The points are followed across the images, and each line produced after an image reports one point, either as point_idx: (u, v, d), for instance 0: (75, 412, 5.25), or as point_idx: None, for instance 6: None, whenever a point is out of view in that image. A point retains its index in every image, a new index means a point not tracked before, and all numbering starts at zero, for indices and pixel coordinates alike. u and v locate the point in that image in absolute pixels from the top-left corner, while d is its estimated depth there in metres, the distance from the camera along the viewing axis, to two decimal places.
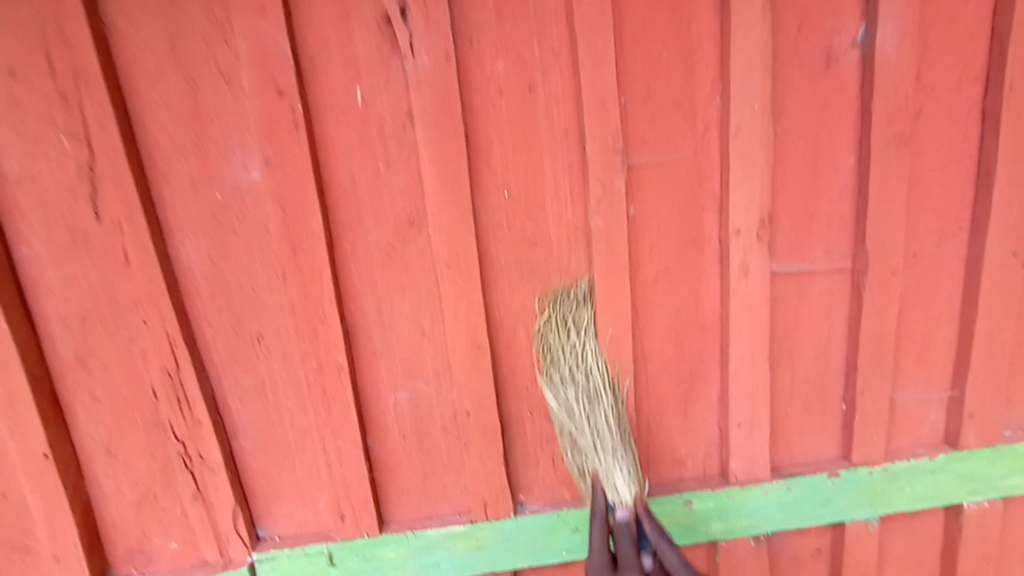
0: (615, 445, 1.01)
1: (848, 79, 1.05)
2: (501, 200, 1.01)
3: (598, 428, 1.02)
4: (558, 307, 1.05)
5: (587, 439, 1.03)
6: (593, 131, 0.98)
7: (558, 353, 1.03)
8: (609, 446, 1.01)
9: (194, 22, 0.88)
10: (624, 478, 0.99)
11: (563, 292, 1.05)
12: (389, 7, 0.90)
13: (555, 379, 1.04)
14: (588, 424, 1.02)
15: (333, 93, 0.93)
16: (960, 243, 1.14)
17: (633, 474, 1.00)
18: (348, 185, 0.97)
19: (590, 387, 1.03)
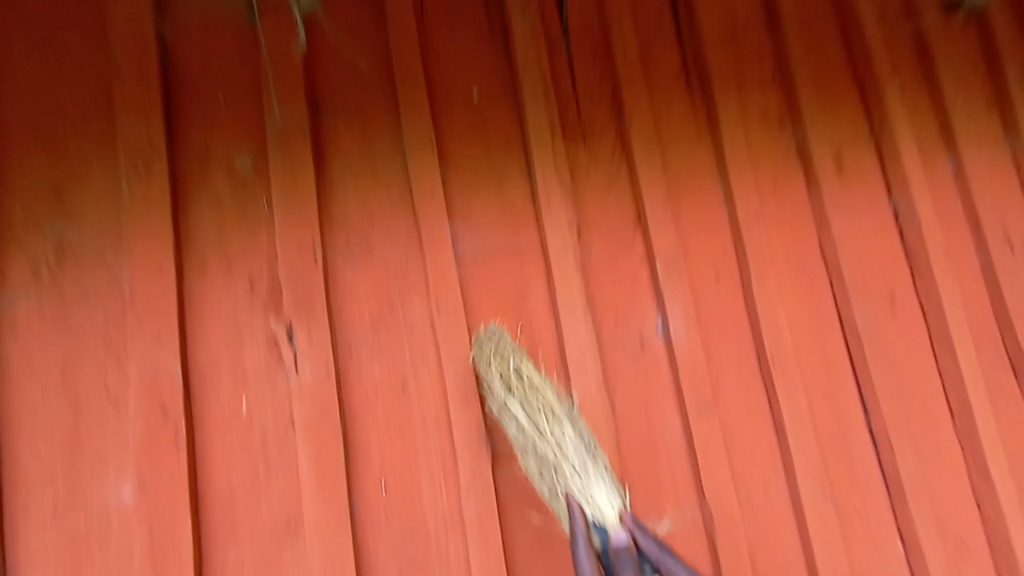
0: (585, 465, 1.10)
1: (659, 357, 1.34)
2: (379, 493, 1.09)
3: (564, 444, 1.11)
4: (495, 351, 1.13)
5: (563, 485, 1.10)
6: (459, 422, 1.11)
7: (516, 412, 1.12)
8: (579, 467, 1.10)
9: (88, 351, 0.98)
10: (603, 492, 1.09)
11: (491, 333, 1.15)
12: (278, 329, 1.07)
13: (522, 427, 1.12)
14: (552, 436, 1.12)
15: (219, 405, 1.04)
16: (782, 485, 1.35)
17: (614, 489, 1.10)
18: (225, 493, 1.02)
19: (544, 405, 1.12)
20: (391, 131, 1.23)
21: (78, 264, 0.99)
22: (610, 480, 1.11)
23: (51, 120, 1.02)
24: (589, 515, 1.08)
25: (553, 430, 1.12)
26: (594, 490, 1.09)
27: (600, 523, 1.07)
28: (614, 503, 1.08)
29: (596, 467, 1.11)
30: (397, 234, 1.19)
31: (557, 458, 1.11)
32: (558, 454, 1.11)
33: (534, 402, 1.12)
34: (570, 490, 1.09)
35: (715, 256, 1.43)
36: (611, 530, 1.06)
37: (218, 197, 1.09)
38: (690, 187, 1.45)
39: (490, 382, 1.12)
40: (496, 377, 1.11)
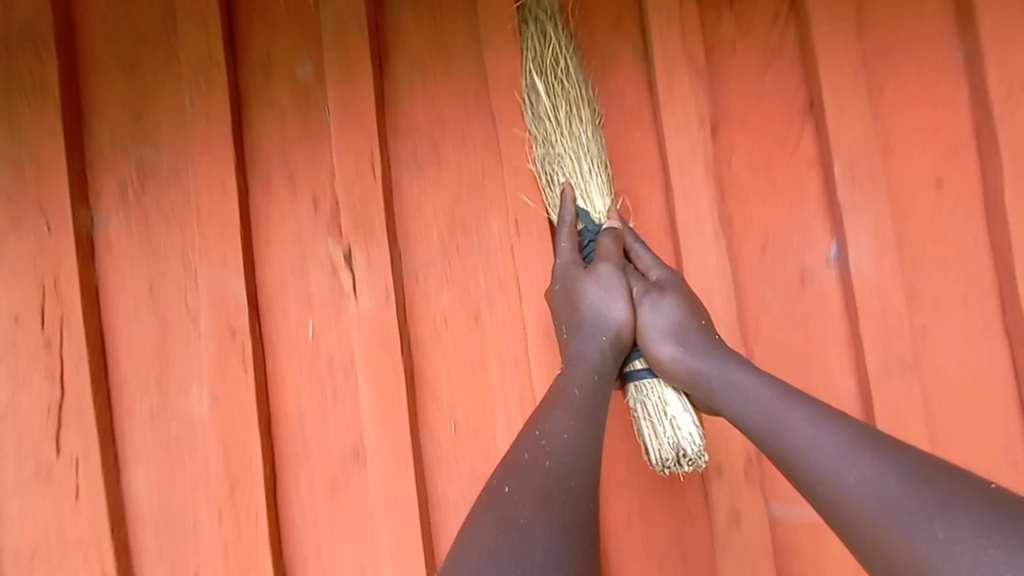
0: (596, 159, 0.92)
1: (830, 295, 0.97)
2: (447, 434, 0.97)
3: (581, 138, 0.92)
4: (537, 11, 0.94)
5: (568, 167, 0.91)
6: (541, 363, 0.94)
7: (540, 84, 0.92)
8: (594, 154, 0.92)
9: (170, 268, 0.99)
10: (598, 187, 0.92)
11: None
12: (336, 251, 0.97)
13: (535, 79, 0.93)
14: (574, 122, 0.92)
15: (286, 329, 0.99)
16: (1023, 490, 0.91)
17: (607, 185, 0.92)
18: (296, 419, 0.98)
19: (567, 90, 0.92)
20: (464, 10, 1.00)
21: (158, 184, 1.00)
22: (605, 179, 0.93)
23: (127, 39, 1.01)
24: (580, 204, 0.91)
25: (567, 53, 0.93)
26: (594, 187, 0.92)
27: (585, 208, 0.91)
28: (606, 201, 0.92)
29: (602, 169, 0.93)
30: (471, 140, 0.99)
31: (565, 148, 0.92)
32: (570, 139, 0.92)
33: (556, 45, 0.93)
34: (571, 162, 0.91)
35: (937, 152, 0.96)
36: (600, 219, 0.92)
37: (280, 107, 1.00)
38: (902, 51, 0.97)
39: (530, 49, 0.94)
40: (530, 39, 0.94)
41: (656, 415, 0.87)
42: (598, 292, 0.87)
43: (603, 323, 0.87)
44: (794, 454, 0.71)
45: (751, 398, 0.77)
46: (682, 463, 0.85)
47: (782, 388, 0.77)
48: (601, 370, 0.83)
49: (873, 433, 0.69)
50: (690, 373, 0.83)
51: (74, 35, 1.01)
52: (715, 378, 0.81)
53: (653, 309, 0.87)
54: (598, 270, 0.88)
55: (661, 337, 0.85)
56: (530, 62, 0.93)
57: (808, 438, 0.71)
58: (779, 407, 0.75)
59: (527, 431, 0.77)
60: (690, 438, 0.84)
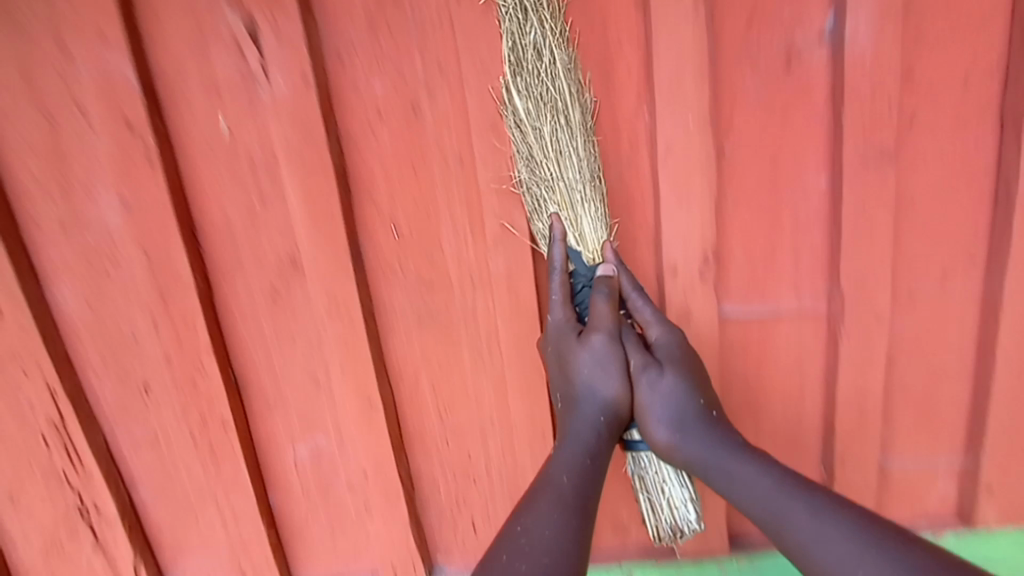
0: (585, 184, 0.83)
1: (818, 77, 0.84)
2: (389, 239, 0.90)
3: (567, 168, 0.82)
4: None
5: (558, 197, 0.84)
6: (486, 160, 0.85)
7: (522, 103, 0.81)
8: (585, 183, 0.83)
9: (40, 49, 0.82)
10: (590, 222, 0.84)
11: None
12: (238, 24, 0.80)
13: (513, 82, 0.80)
14: (560, 147, 0.82)
15: (195, 124, 0.85)
16: (974, 280, 0.90)
17: (601, 217, 0.84)
18: (222, 225, 0.90)
19: (549, 95, 0.80)
20: None
21: None
22: (600, 211, 0.84)
23: None
24: (571, 243, 0.85)
25: (555, 51, 0.79)
26: (586, 224, 0.84)
27: (577, 249, 0.85)
28: (599, 232, 0.85)
29: (594, 199, 0.84)
30: None
31: (552, 171, 0.83)
32: (557, 167, 0.82)
33: (537, 35, 0.78)
34: (560, 191, 0.83)
35: None
36: (593, 260, 0.85)
37: None
38: None
39: (508, 52, 0.79)
40: (511, 25, 0.78)
41: (654, 492, 0.92)
42: (590, 364, 0.82)
43: (595, 396, 0.83)
44: (800, 551, 0.70)
45: (752, 489, 0.75)
46: (676, 534, 0.92)
47: (787, 479, 0.74)
48: (598, 450, 0.80)
49: (886, 535, 0.67)
50: (688, 460, 0.80)
51: None
52: (713, 471, 0.78)
53: (650, 390, 0.82)
54: (591, 340, 0.82)
55: (659, 417, 0.82)
56: (508, 54, 0.79)
57: (814, 540, 0.69)
58: (783, 502, 0.72)
59: (510, 523, 0.75)
60: (686, 519, 0.90)
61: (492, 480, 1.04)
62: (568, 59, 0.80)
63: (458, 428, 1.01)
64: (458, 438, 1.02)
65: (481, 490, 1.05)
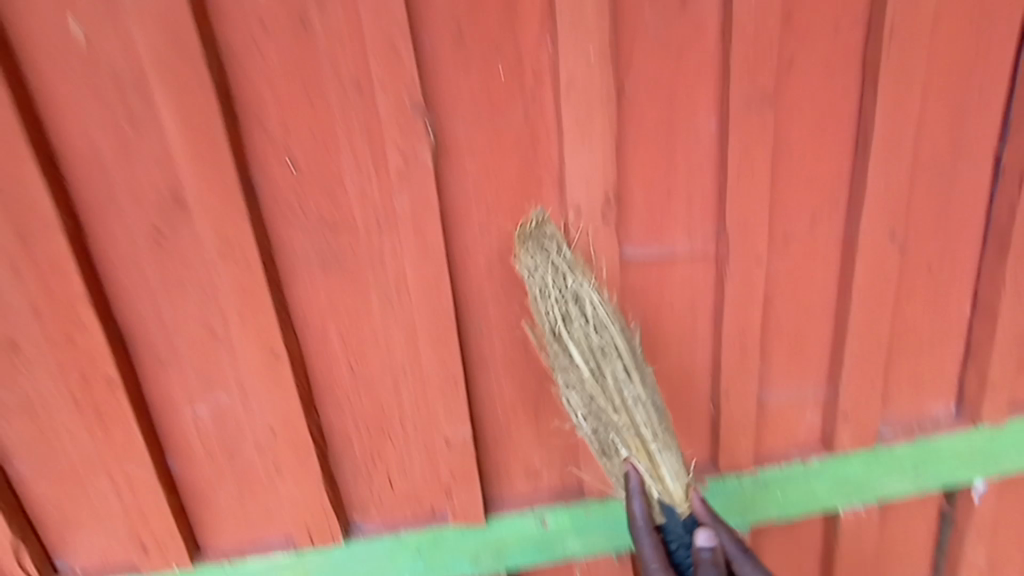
0: (654, 424, 0.90)
1: (708, 14, 0.86)
2: (285, 174, 0.84)
3: (630, 396, 0.90)
4: (532, 234, 0.91)
5: (632, 442, 0.90)
6: (384, 86, 0.80)
7: (575, 357, 0.91)
8: (649, 425, 0.89)
9: None
10: (671, 471, 0.87)
11: (535, 230, 0.91)
12: None
13: (569, 347, 0.91)
14: (619, 395, 0.90)
15: (42, 30, 0.73)
16: (838, 221, 1.00)
17: (679, 468, 0.88)
18: (90, 154, 0.80)
19: (602, 346, 0.90)
20: None
21: None
22: (676, 460, 0.88)
23: None
24: (653, 492, 0.89)
25: (594, 303, 0.90)
26: (666, 470, 0.88)
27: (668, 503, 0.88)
28: (681, 483, 0.87)
29: (667, 443, 0.89)
30: None
31: (620, 418, 0.90)
32: (624, 417, 0.90)
33: (577, 286, 0.89)
34: (635, 438, 0.89)
35: None
36: (684, 510, 0.88)
37: None
38: None
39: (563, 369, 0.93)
40: (538, 286, 0.90)
41: None
42: None
43: None
44: None
45: None
46: None
47: None
48: None
49: None
50: None
51: None
52: None
53: None
54: None
55: None
56: (553, 344, 0.92)
57: None
58: None
59: None
60: None
61: (407, 433, 1.03)
62: (615, 317, 0.92)
63: (370, 382, 0.99)
64: (372, 392, 1.00)
65: (396, 445, 1.04)
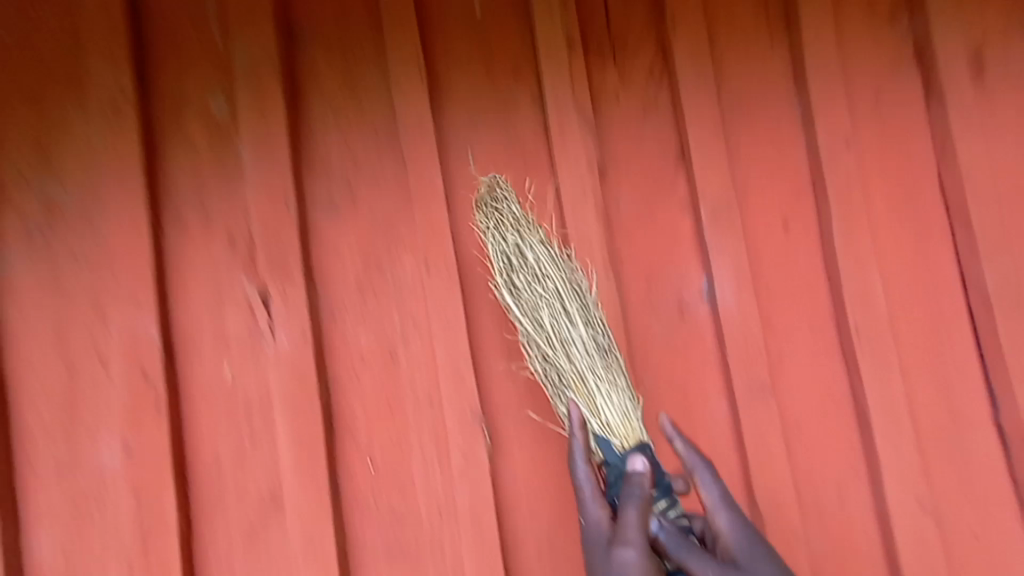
0: (591, 359, 0.92)
1: (704, 326, 1.10)
2: (366, 471, 1.02)
3: (568, 334, 0.92)
4: (489, 199, 0.95)
5: (572, 383, 0.92)
6: (450, 399, 0.99)
7: (517, 306, 0.95)
8: (597, 346, 0.93)
9: (79, 315, 0.99)
10: (608, 402, 0.91)
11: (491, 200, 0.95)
12: (252, 291, 1.01)
13: (505, 283, 0.95)
14: (560, 342, 0.93)
15: (202, 373, 1.01)
16: (862, 492, 1.07)
17: (625, 401, 0.91)
18: (211, 463, 1.00)
19: (541, 282, 0.93)
20: (375, 62, 1.07)
21: (65, 223, 1.00)
22: (620, 394, 0.91)
23: (30, 75, 1.01)
24: (595, 429, 0.91)
25: (537, 250, 0.93)
26: (604, 403, 0.91)
27: (603, 433, 0.91)
28: (626, 416, 0.91)
29: (612, 381, 0.92)
30: (382, 181, 1.05)
31: (557, 347, 0.93)
32: (562, 348, 0.93)
33: (518, 239, 0.93)
34: (574, 377, 0.92)
35: (785, 201, 1.13)
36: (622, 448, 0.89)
37: (194, 147, 1.03)
38: (755, 109, 1.14)
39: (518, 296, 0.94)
40: (489, 235, 0.94)
41: None
42: None
43: None
44: None
45: None
46: None
47: None
48: None
49: None
50: None
51: None
52: None
53: None
54: None
55: None
56: (501, 265, 0.94)
57: None
58: None
59: None
60: None
61: None
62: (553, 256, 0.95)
63: None
64: None
65: None
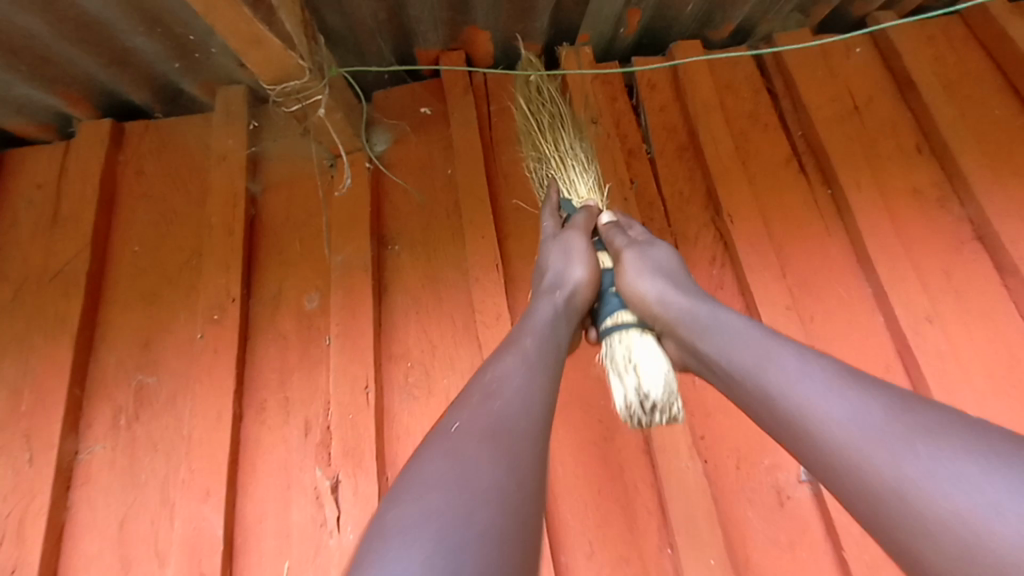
0: (579, 163, 1.14)
1: (810, 515, 0.97)
2: None
3: (564, 145, 1.17)
4: (530, 100, 1.26)
5: (553, 169, 1.15)
6: None
7: (526, 121, 1.24)
8: (575, 163, 1.14)
9: (147, 504, 0.96)
10: (583, 184, 1.10)
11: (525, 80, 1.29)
12: (323, 480, 0.97)
13: (528, 76, 1.29)
14: (554, 139, 1.19)
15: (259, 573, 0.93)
16: None
17: (594, 186, 1.11)
18: None
19: (549, 105, 1.25)
20: (455, 256, 1.17)
21: (152, 409, 1.03)
22: (593, 183, 1.11)
23: (153, 276, 1.14)
24: (564, 198, 1.09)
25: (550, 91, 1.27)
26: (580, 190, 1.09)
27: (569, 201, 1.08)
28: (589, 192, 1.10)
29: (588, 173, 1.13)
30: (459, 363, 1.07)
31: (545, 124, 1.22)
32: (553, 143, 1.19)
33: (541, 94, 1.27)
34: (548, 159, 1.17)
35: (872, 374, 1.08)
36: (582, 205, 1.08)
37: (284, 335, 1.09)
38: (822, 286, 1.17)
39: (523, 92, 1.27)
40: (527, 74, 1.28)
41: None
42: (557, 257, 0.90)
43: (553, 274, 0.87)
44: (798, 412, 0.58)
45: (804, 377, 0.60)
46: None
47: (837, 364, 0.61)
48: (559, 313, 0.80)
49: (903, 395, 0.55)
50: (678, 314, 0.77)
51: (106, 272, 1.15)
52: (706, 319, 0.74)
53: (640, 257, 0.86)
54: (566, 234, 0.93)
55: (650, 278, 0.81)
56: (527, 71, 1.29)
57: (840, 405, 0.55)
58: (781, 351, 0.64)
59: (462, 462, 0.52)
60: None
61: None
62: (557, 98, 1.27)
63: None
64: None
65: None
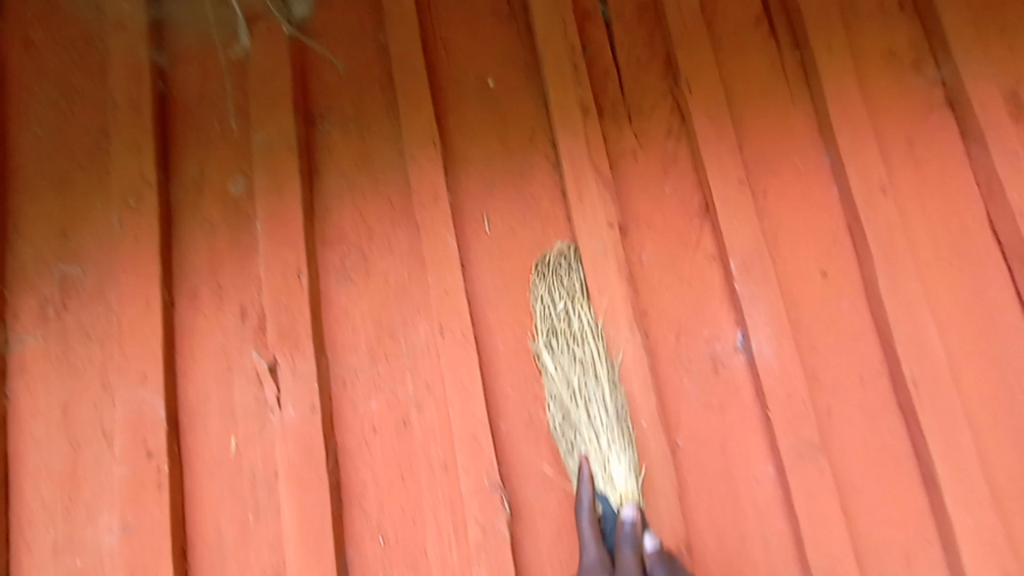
0: (611, 431, 0.91)
1: (741, 381, 1.01)
2: (375, 547, 0.93)
3: (593, 397, 0.93)
4: (547, 310, 0.99)
5: (590, 448, 0.92)
6: (466, 469, 0.90)
7: (549, 361, 0.97)
8: (604, 430, 0.91)
9: (87, 389, 0.96)
10: (620, 467, 0.89)
11: (552, 260, 1.02)
12: (260, 363, 0.97)
13: (546, 274, 1.01)
14: (581, 385, 0.94)
15: (207, 448, 0.95)
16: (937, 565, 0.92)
17: (633, 465, 0.90)
18: (213, 543, 0.92)
19: (570, 325, 0.98)
20: (391, 136, 1.08)
21: (80, 299, 1.00)
22: (631, 459, 0.90)
23: (62, 160, 1.05)
24: (600, 485, 0.90)
25: (573, 312, 0.98)
26: (616, 471, 0.89)
27: (605, 492, 0.90)
28: (629, 482, 0.89)
29: (624, 442, 0.91)
30: (397, 246, 1.03)
31: (574, 344, 0.96)
32: (581, 398, 0.94)
33: (565, 298, 0.99)
34: (575, 413, 0.94)
35: (818, 246, 1.06)
36: (618, 503, 0.88)
37: (210, 221, 1.03)
38: (780, 159, 1.11)
39: (542, 299, 1.00)
40: (547, 283, 1.01)
41: None
42: None
43: None
44: None
45: None
46: None
47: None
48: None
49: None
50: None
51: (8, 158, 1.06)
52: None
53: None
54: None
55: None
56: (541, 281, 1.01)
57: None
58: None
59: None
60: None
61: None
62: (580, 296, 0.99)
63: None
64: None
65: None
